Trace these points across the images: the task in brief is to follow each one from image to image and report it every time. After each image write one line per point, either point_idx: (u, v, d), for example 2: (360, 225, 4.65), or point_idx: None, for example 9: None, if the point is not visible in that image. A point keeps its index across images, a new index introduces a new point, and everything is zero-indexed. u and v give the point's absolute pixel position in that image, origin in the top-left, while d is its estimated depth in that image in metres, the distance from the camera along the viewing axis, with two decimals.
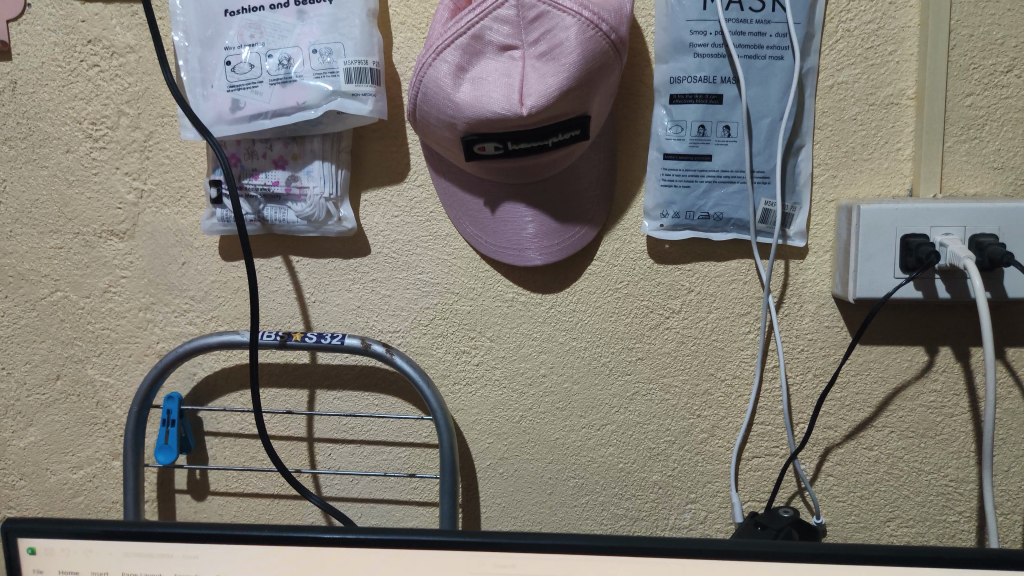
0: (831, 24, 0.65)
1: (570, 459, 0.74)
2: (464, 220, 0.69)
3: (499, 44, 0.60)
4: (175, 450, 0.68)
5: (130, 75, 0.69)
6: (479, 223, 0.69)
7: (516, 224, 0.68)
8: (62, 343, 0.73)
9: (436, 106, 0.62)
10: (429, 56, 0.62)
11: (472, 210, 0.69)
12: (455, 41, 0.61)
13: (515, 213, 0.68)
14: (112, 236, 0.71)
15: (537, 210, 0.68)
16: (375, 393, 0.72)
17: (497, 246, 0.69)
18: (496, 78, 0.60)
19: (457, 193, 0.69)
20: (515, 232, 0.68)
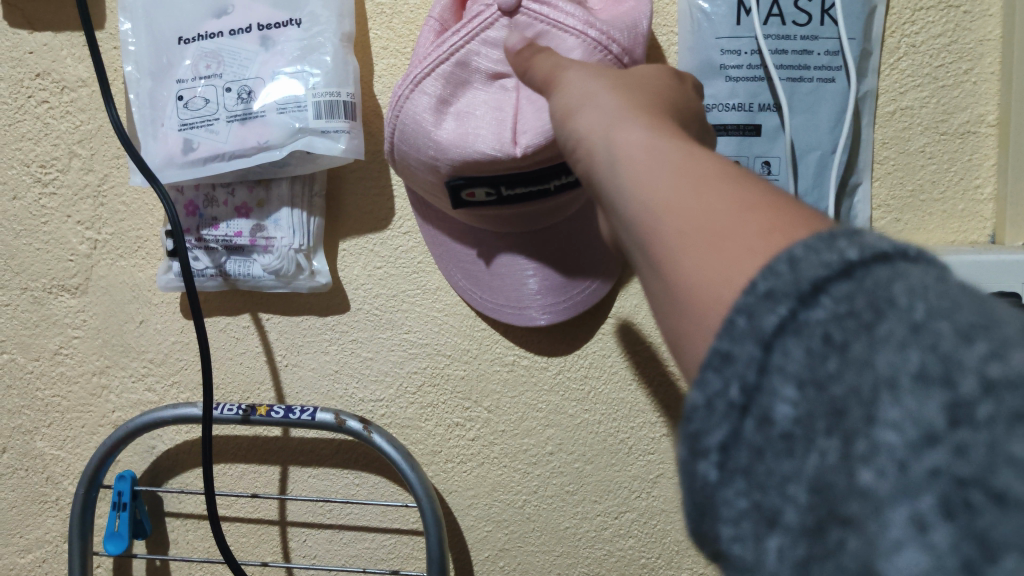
0: (891, 39, 0.54)
1: (583, 552, 0.62)
2: (456, 273, 0.59)
3: (489, 71, 0.50)
4: (126, 537, 0.59)
5: (82, 112, 0.61)
6: (474, 278, 0.58)
7: (515, 279, 0.58)
8: (9, 412, 0.66)
9: (415, 145, 0.51)
10: (406, 86, 0.51)
11: (465, 263, 0.58)
12: (436, 69, 0.50)
13: (515, 265, 0.57)
14: (63, 292, 0.63)
15: (541, 259, 0.57)
16: (355, 471, 0.62)
17: (495, 303, 0.58)
18: (485, 113, 0.49)
19: (447, 242, 0.58)
20: (514, 287, 0.58)
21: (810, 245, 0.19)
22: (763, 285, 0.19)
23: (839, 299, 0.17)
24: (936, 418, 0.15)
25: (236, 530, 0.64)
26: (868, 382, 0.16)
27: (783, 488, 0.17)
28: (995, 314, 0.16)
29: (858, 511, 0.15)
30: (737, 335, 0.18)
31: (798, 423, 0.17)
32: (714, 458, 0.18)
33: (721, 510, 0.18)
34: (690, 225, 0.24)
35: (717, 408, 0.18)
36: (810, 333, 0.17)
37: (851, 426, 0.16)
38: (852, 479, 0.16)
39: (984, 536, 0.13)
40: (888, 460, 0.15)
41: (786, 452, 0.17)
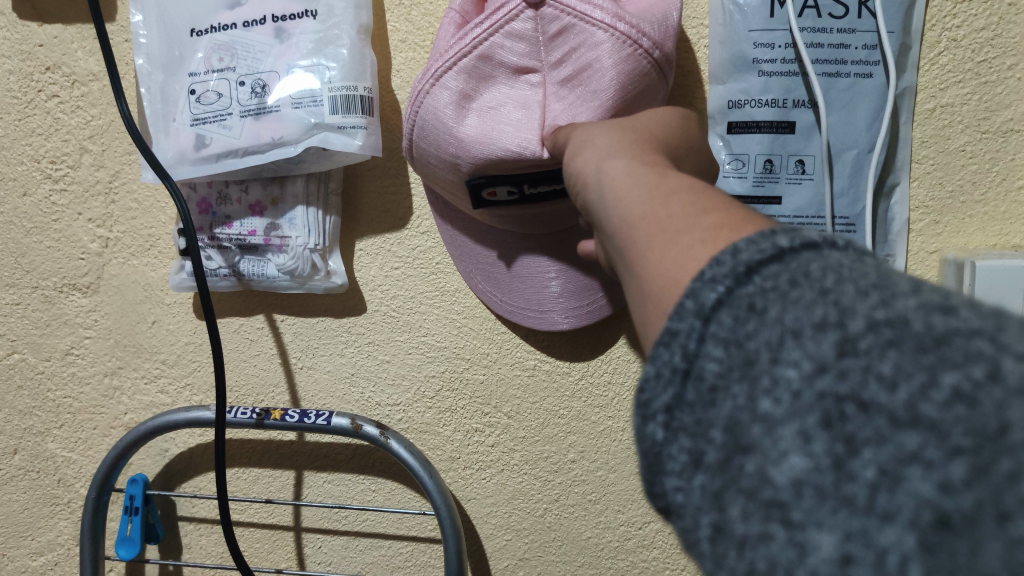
0: (932, 32, 0.51)
1: (605, 562, 0.60)
2: (476, 275, 0.57)
3: (513, 66, 0.47)
4: (139, 542, 0.58)
5: (93, 107, 0.59)
6: (494, 279, 0.56)
7: (538, 281, 0.55)
8: (20, 413, 0.64)
9: (435, 143, 0.49)
10: (426, 80, 0.49)
11: (485, 264, 0.56)
12: (458, 62, 0.47)
13: (537, 267, 0.55)
14: (74, 291, 0.62)
15: (564, 262, 0.55)
16: (372, 477, 0.60)
17: (515, 306, 0.56)
18: (511, 110, 0.47)
19: (466, 243, 0.56)
20: (535, 289, 0.55)
21: (751, 237, 0.20)
22: (708, 273, 0.20)
23: (767, 278, 0.19)
24: (827, 353, 0.16)
25: (250, 536, 0.63)
26: (777, 334, 0.18)
27: (709, 434, 0.18)
28: (896, 277, 0.18)
29: (759, 438, 0.17)
30: (683, 313, 0.20)
31: (721, 376, 0.18)
32: (660, 419, 0.19)
33: (667, 464, 0.19)
34: (656, 228, 0.24)
35: (663, 375, 0.19)
36: (741, 303, 0.19)
37: (756, 368, 0.18)
38: (756, 409, 0.17)
39: (852, 437, 0.15)
40: (784, 390, 0.17)
41: (710, 401, 0.18)
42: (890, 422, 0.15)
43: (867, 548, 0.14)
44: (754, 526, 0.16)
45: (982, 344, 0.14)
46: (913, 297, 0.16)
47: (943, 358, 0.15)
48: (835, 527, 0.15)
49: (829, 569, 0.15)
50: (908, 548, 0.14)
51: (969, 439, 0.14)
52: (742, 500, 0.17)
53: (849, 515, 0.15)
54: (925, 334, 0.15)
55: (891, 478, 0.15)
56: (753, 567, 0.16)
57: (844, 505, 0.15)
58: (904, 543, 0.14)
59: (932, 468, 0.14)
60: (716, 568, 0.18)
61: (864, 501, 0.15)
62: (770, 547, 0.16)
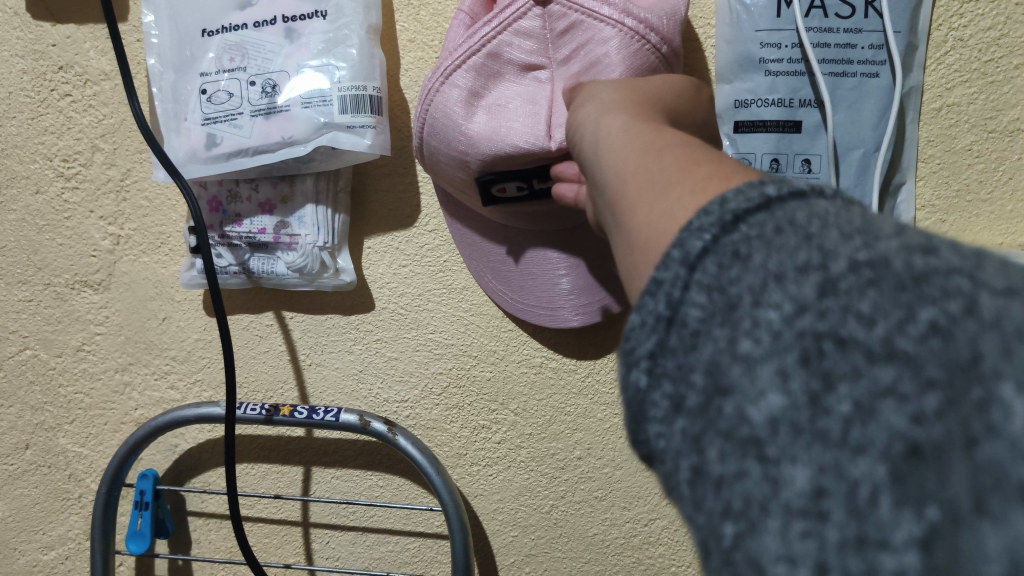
0: (938, 32, 0.51)
1: (610, 559, 0.61)
2: (486, 274, 0.57)
3: (521, 63, 0.48)
4: (149, 537, 0.59)
5: (104, 106, 0.60)
6: (504, 278, 0.57)
7: (547, 278, 0.56)
8: (32, 409, 0.65)
9: (444, 141, 0.49)
10: (436, 79, 0.49)
11: (495, 262, 0.56)
12: (468, 59, 0.48)
13: (546, 264, 0.55)
14: (85, 288, 0.62)
15: (573, 259, 0.55)
16: (380, 474, 0.61)
17: (525, 304, 0.56)
18: (518, 105, 0.47)
19: (476, 242, 0.57)
20: (545, 287, 0.56)
21: (740, 189, 0.20)
22: (695, 222, 0.20)
23: (753, 226, 0.18)
24: (808, 294, 0.16)
25: (259, 531, 0.64)
26: (760, 278, 0.17)
27: (687, 376, 0.18)
28: (879, 222, 0.18)
29: (738, 379, 0.17)
30: (668, 262, 0.19)
31: (704, 321, 0.18)
32: (643, 365, 0.19)
33: (650, 410, 0.19)
34: (645, 181, 0.24)
35: (647, 323, 0.19)
36: (725, 250, 0.18)
37: (738, 311, 0.17)
38: (735, 350, 0.17)
39: (830, 373, 0.15)
40: (764, 331, 0.17)
41: (691, 346, 0.18)
42: (867, 357, 0.15)
43: (839, 480, 0.14)
44: (730, 465, 0.16)
45: (960, 282, 0.15)
46: (895, 239, 0.17)
47: (921, 295, 0.15)
48: (810, 462, 0.15)
49: (802, 502, 0.15)
50: (880, 480, 0.14)
51: (943, 371, 0.14)
52: (719, 441, 0.17)
53: (823, 449, 0.15)
54: (905, 273, 0.15)
55: (866, 411, 0.15)
56: (729, 507, 0.16)
57: (818, 440, 0.15)
58: (876, 474, 0.14)
59: (906, 401, 0.14)
60: (694, 510, 0.17)
61: (838, 435, 0.15)
62: (745, 485, 0.16)
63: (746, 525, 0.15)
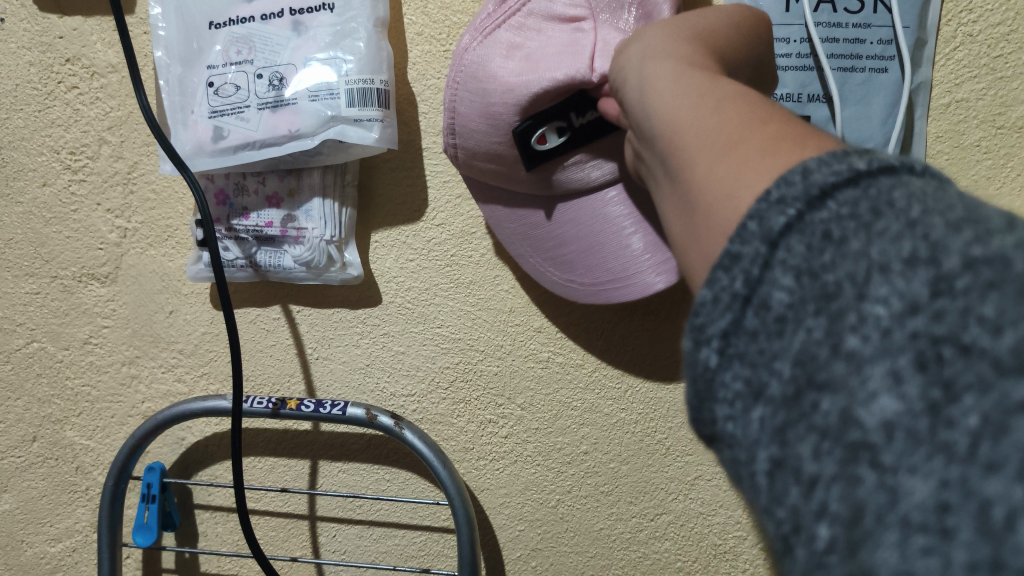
0: (947, 27, 0.51)
1: (617, 554, 0.61)
2: (549, 268, 0.51)
3: (563, 15, 0.44)
4: (156, 530, 0.59)
5: (112, 98, 0.60)
6: (566, 264, 0.50)
7: (613, 246, 0.47)
8: (39, 401, 0.65)
9: (475, 100, 0.46)
10: (474, 39, 0.47)
11: (554, 247, 0.50)
12: (507, 21, 0.46)
13: (610, 232, 0.47)
14: (92, 281, 0.62)
15: (635, 215, 0.46)
16: (386, 467, 0.61)
17: (595, 284, 0.49)
18: (555, 48, 0.43)
19: (530, 231, 0.51)
20: (615, 255, 0.48)
21: (823, 157, 0.19)
22: (775, 193, 0.19)
23: (844, 204, 0.18)
24: (921, 292, 0.15)
25: (266, 524, 0.64)
26: (863, 267, 0.16)
27: (771, 364, 0.17)
28: (985, 212, 0.17)
29: (842, 375, 0.16)
30: (747, 236, 0.19)
31: (791, 306, 0.17)
32: (715, 344, 0.18)
33: (719, 392, 0.19)
34: (708, 136, 0.24)
35: (721, 301, 0.18)
36: (812, 229, 0.18)
37: (842, 306, 0.16)
38: (839, 345, 0.16)
39: (951, 381, 0.14)
40: (872, 327, 0.16)
41: (776, 332, 0.17)
42: (995, 368, 0.13)
43: (966, 497, 0.13)
44: (828, 466, 0.15)
45: None
46: (1009, 237, 0.15)
47: None
48: (930, 474, 0.14)
49: (923, 517, 0.13)
50: (1016, 503, 0.12)
51: None
52: (813, 439, 0.16)
53: (947, 463, 0.13)
54: None
55: (996, 426, 0.13)
56: (824, 509, 0.15)
57: (940, 452, 0.14)
58: (1012, 496, 0.12)
59: None
60: (773, 504, 0.17)
61: (964, 449, 0.13)
62: (856, 491, 0.15)
63: (855, 538, 0.14)
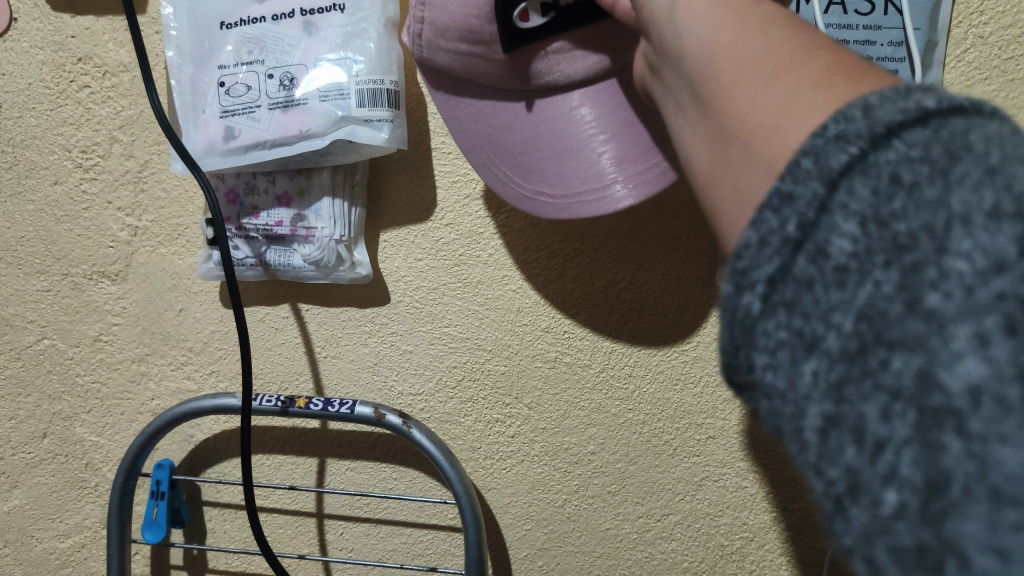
0: (958, 29, 0.51)
1: (623, 554, 0.61)
2: (515, 177, 0.48)
3: None
4: (165, 526, 0.59)
5: (123, 97, 0.60)
6: (534, 174, 0.47)
7: (587, 150, 0.45)
8: (49, 398, 0.66)
9: None
10: None
11: (520, 153, 0.47)
12: None
13: (583, 138, 0.45)
14: (103, 278, 0.63)
15: (617, 120, 0.45)
16: (394, 466, 0.61)
17: (564, 193, 0.46)
18: None
19: (495, 134, 0.48)
20: (587, 162, 0.45)
21: (886, 95, 0.18)
22: (834, 130, 0.18)
23: (913, 145, 0.17)
24: (1008, 250, 0.14)
25: (273, 522, 0.64)
26: (942, 219, 0.15)
27: (828, 317, 0.17)
28: None
29: (921, 333, 0.15)
30: (801, 174, 0.18)
31: (855, 256, 0.17)
32: (759, 290, 0.18)
33: (758, 339, 0.18)
34: (753, 64, 0.23)
35: (770, 245, 0.18)
36: (878, 173, 0.17)
37: (919, 259, 0.15)
38: (917, 303, 0.15)
39: None
40: (955, 285, 0.15)
41: (838, 284, 0.17)
42: None
43: None
44: (902, 428, 0.15)
45: None
46: None
47: None
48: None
49: (1016, 490, 0.13)
50: None
51: None
52: (881, 399, 0.16)
53: None
54: None
55: None
56: (894, 473, 0.15)
57: None
58: None
59: None
60: (822, 464, 0.16)
61: None
62: (942, 459, 0.14)
63: (942, 506, 0.14)
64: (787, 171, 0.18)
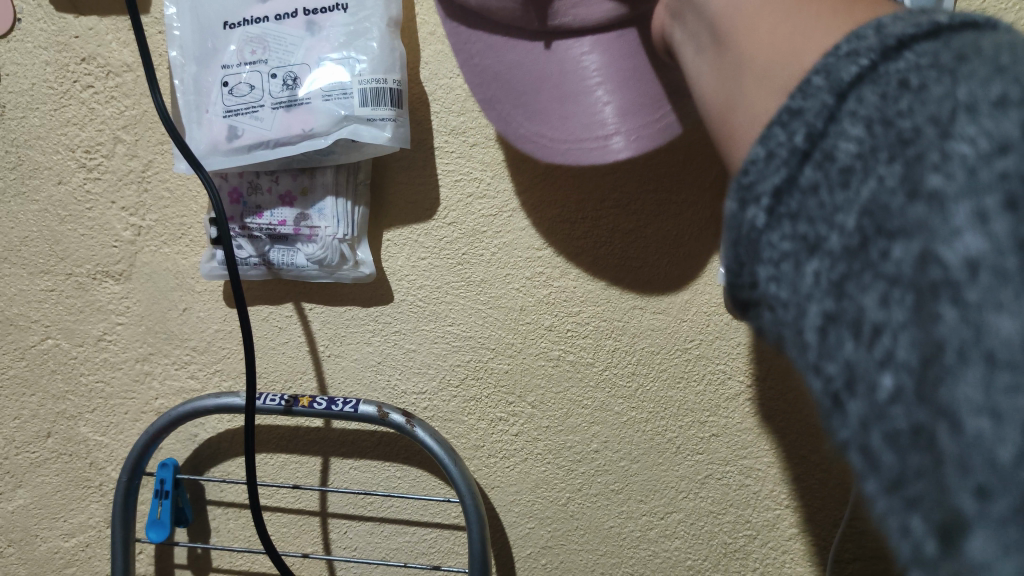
0: None
1: (627, 552, 0.61)
2: (522, 118, 0.53)
3: None
4: (168, 526, 0.59)
5: (127, 97, 0.60)
6: (539, 115, 0.53)
7: (591, 96, 0.51)
8: (53, 398, 0.66)
9: None
10: None
11: (530, 92, 0.52)
12: None
13: (587, 82, 0.50)
14: (106, 278, 0.63)
15: (624, 69, 0.50)
16: (397, 465, 0.61)
17: (565, 140, 0.53)
18: None
19: (508, 74, 0.52)
20: (590, 112, 0.51)
21: (899, 17, 0.20)
22: (846, 49, 0.19)
23: (923, 54, 0.18)
24: (1013, 132, 0.14)
25: (277, 521, 0.64)
26: (947, 108, 0.16)
27: (832, 218, 0.17)
28: None
29: (924, 214, 0.15)
30: (812, 91, 0.19)
31: (860, 156, 0.17)
32: (765, 204, 0.19)
33: (763, 251, 0.19)
34: (781, 1, 0.25)
35: (778, 156, 0.19)
36: (887, 80, 0.18)
37: (923, 149, 0.16)
38: (918, 186, 0.16)
39: None
40: (958, 166, 0.15)
41: (842, 183, 0.17)
42: None
43: None
44: (899, 312, 0.15)
45: None
46: None
47: None
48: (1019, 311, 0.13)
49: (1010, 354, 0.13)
50: None
51: None
52: (880, 287, 0.16)
53: None
54: None
55: None
56: (890, 356, 0.15)
57: None
58: None
59: None
60: (822, 362, 0.17)
61: None
62: (939, 331, 0.14)
63: (934, 380, 0.14)
64: (799, 90, 0.20)
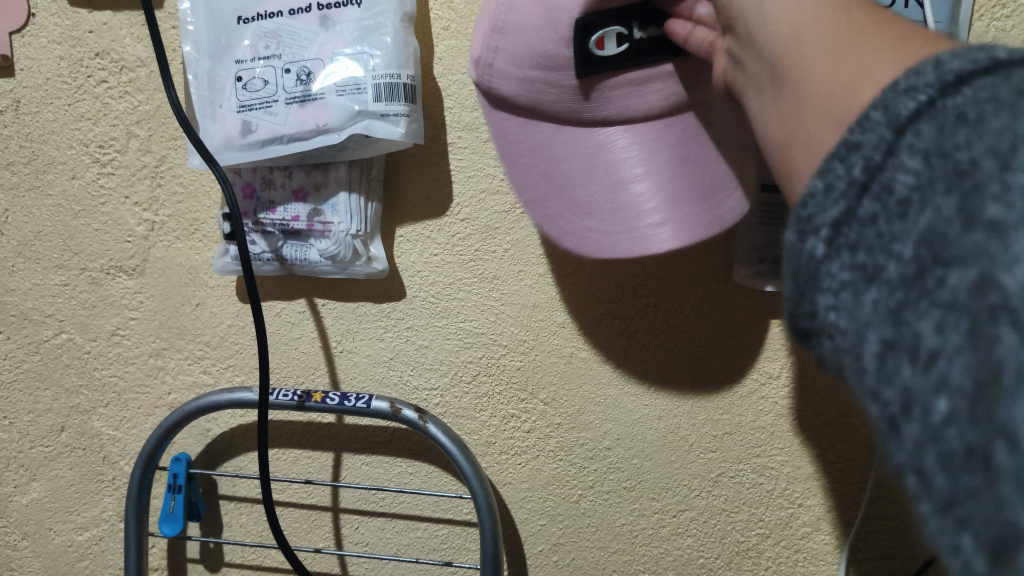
0: (979, 22, 0.50)
1: (638, 550, 0.61)
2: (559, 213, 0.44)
3: None
4: (181, 520, 0.60)
5: (141, 92, 0.60)
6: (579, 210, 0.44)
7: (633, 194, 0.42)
8: (67, 392, 0.66)
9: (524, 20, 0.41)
10: None
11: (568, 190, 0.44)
12: None
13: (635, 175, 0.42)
14: (120, 273, 0.63)
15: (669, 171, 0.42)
16: (409, 461, 0.61)
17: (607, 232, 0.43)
18: None
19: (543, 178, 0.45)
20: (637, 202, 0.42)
21: (958, 52, 0.20)
22: (905, 84, 0.20)
23: (980, 89, 0.18)
24: None
25: (289, 516, 0.64)
26: (1007, 141, 0.16)
27: (889, 248, 0.18)
28: None
29: (981, 243, 0.15)
30: (870, 125, 0.19)
31: (917, 187, 0.18)
32: (824, 234, 0.19)
33: (823, 280, 0.19)
34: (835, 44, 0.24)
35: (836, 189, 0.19)
36: (944, 114, 0.18)
37: (981, 180, 0.16)
38: (980, 216, 0.16)
39: None
40: (1017, 194, 0.15)
41: (899, 215, 0.18)
42: None
43: None
44: (952, 338, 0.16)
45: None
46: None
47: None
48: None
49: None
50: None
51: None
52: (936, 314, 0.16)
53: None
54: None
55: None
56: (945, 381, 0.16)
57: None
58: None
59: None
60: (877, 388, 0.18)
61: None
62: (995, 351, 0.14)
63: (991, 404, 0.14)
64: (856, 125, 0.20)
